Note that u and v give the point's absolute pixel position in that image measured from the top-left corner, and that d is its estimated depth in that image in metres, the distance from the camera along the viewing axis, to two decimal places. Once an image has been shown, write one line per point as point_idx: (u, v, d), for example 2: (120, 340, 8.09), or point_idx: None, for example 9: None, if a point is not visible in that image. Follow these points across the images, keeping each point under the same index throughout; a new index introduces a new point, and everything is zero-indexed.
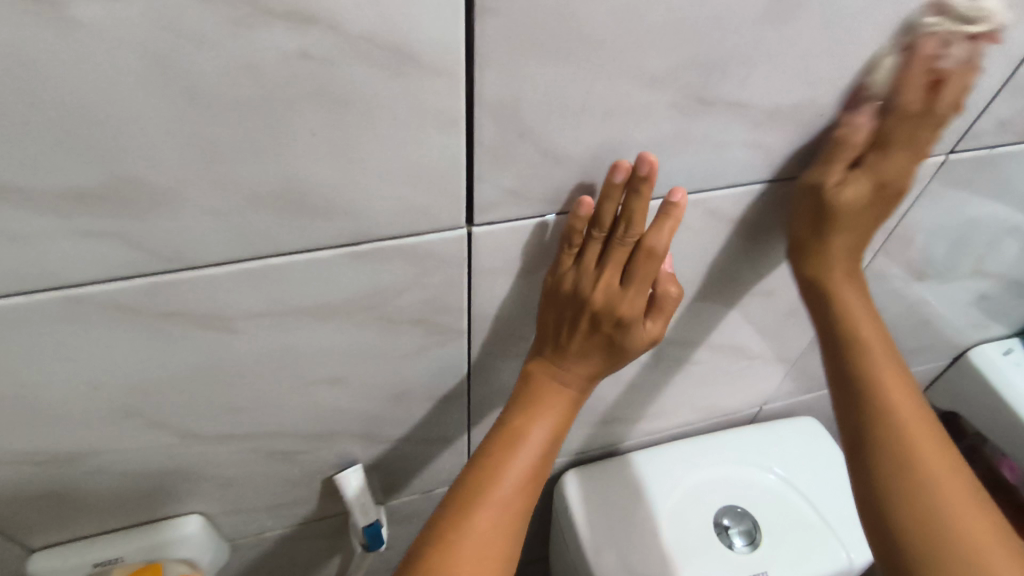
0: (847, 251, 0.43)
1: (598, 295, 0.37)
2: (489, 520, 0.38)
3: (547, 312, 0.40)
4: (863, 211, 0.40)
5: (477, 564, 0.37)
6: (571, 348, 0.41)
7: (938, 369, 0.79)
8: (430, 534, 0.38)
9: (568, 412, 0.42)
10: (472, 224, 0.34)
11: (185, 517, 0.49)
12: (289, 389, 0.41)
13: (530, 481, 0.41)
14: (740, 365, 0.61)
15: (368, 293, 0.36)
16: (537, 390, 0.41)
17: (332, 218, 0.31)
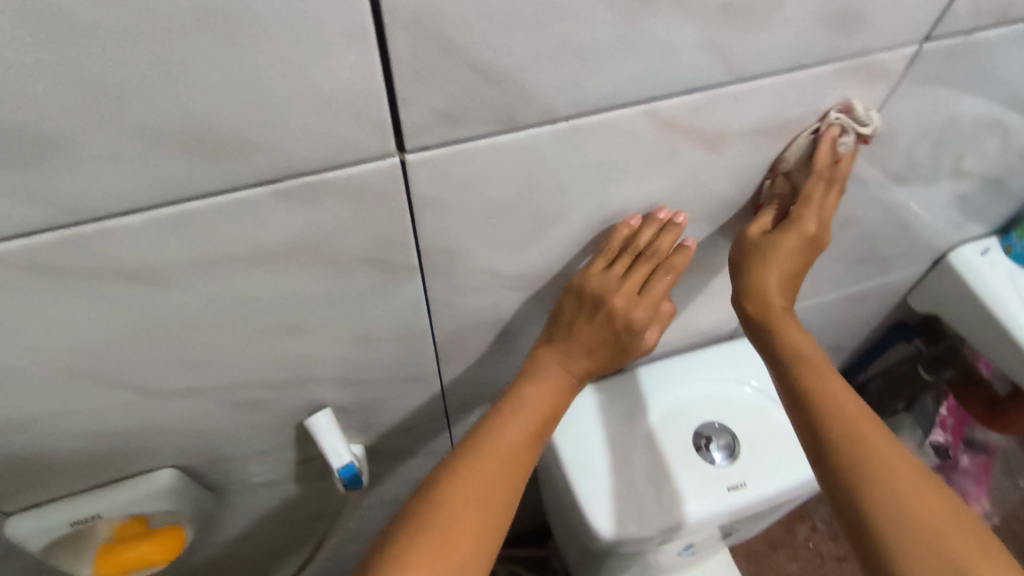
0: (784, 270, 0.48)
1: (621, 297, 0.45)
2: (490, 468, 0.42)
3: (571, 309, 0.46)
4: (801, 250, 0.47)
5: (474, 503, 0.40)
6: (579, 343, 0.47)
7: (918, 274, 0.79)
8: (434, 483, 0.42)
9: (562, 399, 0.48)
10: (404, 150, 0.31)
11: (158, 471, 0.49)
12: (242, 339, 0.40)
13: (527, 445, 0.44)
14: (716, 284, 0.59)
15: (306, 233, 0.34)
16: (552, 375, 0.47)
17: (250, 154, 0.29)
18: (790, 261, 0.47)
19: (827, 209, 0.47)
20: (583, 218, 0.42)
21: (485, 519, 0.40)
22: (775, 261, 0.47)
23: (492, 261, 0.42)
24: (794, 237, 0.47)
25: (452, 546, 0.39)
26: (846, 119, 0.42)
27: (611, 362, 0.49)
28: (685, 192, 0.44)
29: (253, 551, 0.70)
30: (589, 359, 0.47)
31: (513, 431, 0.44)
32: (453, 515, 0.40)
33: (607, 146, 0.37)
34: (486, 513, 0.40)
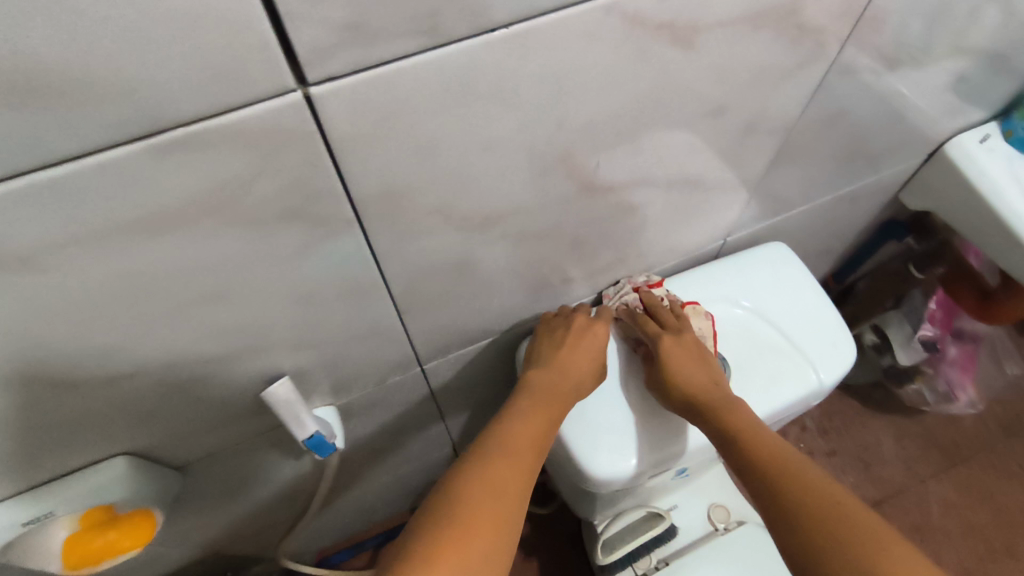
0: (672, 370, 0.54)
1: (581, 317, 0.57)
2: (504, 467, 0.44)
3: (553, 335, 0.56)
4: (686, 353, 0.55)
5: (495, 499, 0.41)
6: (562, 359, 0.54)
7: (912, 168, 0.74)
8: (455, 478, 0.42)
9: (559, 406, 0.52)
10: (306, 84, 0.25)
11: (113, 459, 0.47)
12: (163, 316, 0.35)
13: (534, 449, 0.47)
14: (697, 201, 0.54)
15: (206, 191, 0.28)
16: (551, 381, 0.53)
17: (102, 100, 0.23)
18: (680, 359, 0.54)
19: (673, 319, 0.58)
20: (541, 143, 0.36)
21: (506, 509, 0.41)
22: (664, 370, 0.54)
23: (443, 201, 0.36)
24: (663, 343, 0.55)
25: (479, 530, 0.39)
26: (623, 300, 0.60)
27: (595, 366, 0.55)
28: (657, 101, 0.38)
29: (239, 514, 0.69)
30: (575, 367, 0.54)
31: (523, 436, 0.47)
32: (480, 504, 0.40)
33: (559, 55, 0.31)
34: (507, 503, 0.41)
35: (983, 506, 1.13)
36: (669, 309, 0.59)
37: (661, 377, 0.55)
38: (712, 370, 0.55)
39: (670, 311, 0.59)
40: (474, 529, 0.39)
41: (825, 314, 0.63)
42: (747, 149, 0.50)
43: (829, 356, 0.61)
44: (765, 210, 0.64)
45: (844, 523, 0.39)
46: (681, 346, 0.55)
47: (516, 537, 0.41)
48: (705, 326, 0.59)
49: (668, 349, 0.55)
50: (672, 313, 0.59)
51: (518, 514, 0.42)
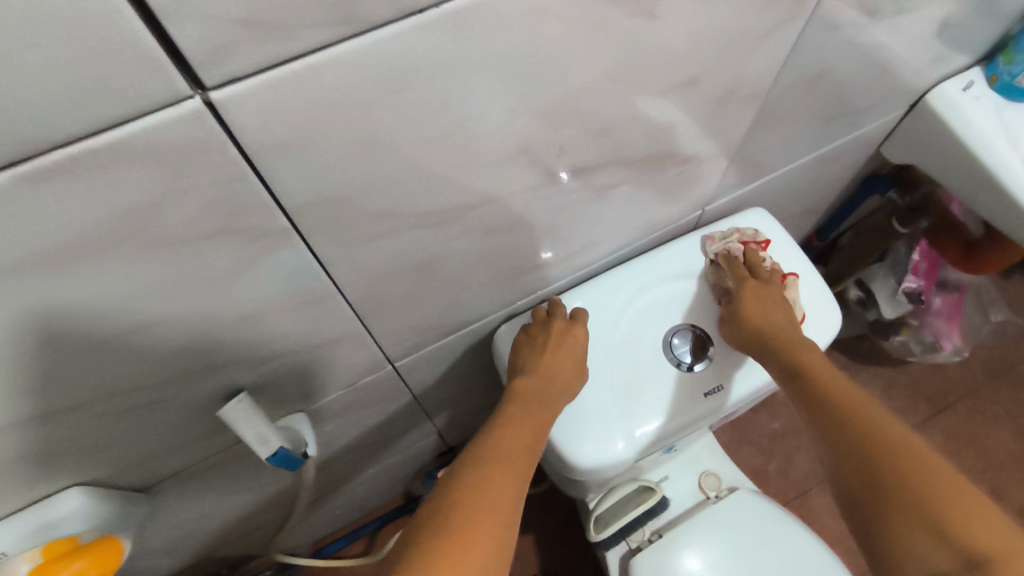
0: (756, 309, 0.54)
1: (560, 322, 0.55)
2: (498, 474, 0.40)
3: (533, 344, 0.54)
4: (772, 301, 0.55)
5: (488, 507, 0.38)
6: (547, 365, 0.52)
7: (894, 121, 0.71)
8: (448, 490, 0.39)
9: (548, 411, 0.49)
10: (204, 88, 0.22)
11: (70, 491, 0.44)
12: (89, 347, 0.32)
13: (527, 453, 0.44)
14: (673, 174, 0.51)
15: (108, 219, 0.25)
16: (537, 389, 0.50)
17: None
18: (761, 302, 0.54)
19: (773, 276, 0.57)
20: (495, 131, 0.32)
21: (500, 519, 0.38)
22: (746, 308, 0.54)
23: (391, 202, 0.33)
24: (748, 286, 0.56)
25: (476, 542, 0.36)
26: (722, 245, 0.60)
27: (581, 372, 0.53)
28: (621, 76, 0.34)
29: (220, 524, 0.67)
30: (562, 372, 0.51)
31: (516, 443, 0.44)
32: (477, 514, 0.37)
33: (506, 33, 0.27)
34: (502, 513, 0.38)
35: (970, 451, 1.15)
36: (772, 267, 0.58)
37: (740, 313, 0.54)
38: (790, 316, 0.54)
39: (770, 269, 0.58)
40: (471, 542, 0.36)
41: (810, 283, 0.61)
42: (724, 116, 0.46)
43: (815, 326, 0.59)
44: (745, 176, 0.61)
45: (907, 451, 0.39)
46: (767, 292, 0.55)
47: (510, 551, 0.38)
48: (795, 293, 0.58)
49: (750, 292, 0.55)
50: (772, 271, 0.58)
51: (514, 524, 0.39)
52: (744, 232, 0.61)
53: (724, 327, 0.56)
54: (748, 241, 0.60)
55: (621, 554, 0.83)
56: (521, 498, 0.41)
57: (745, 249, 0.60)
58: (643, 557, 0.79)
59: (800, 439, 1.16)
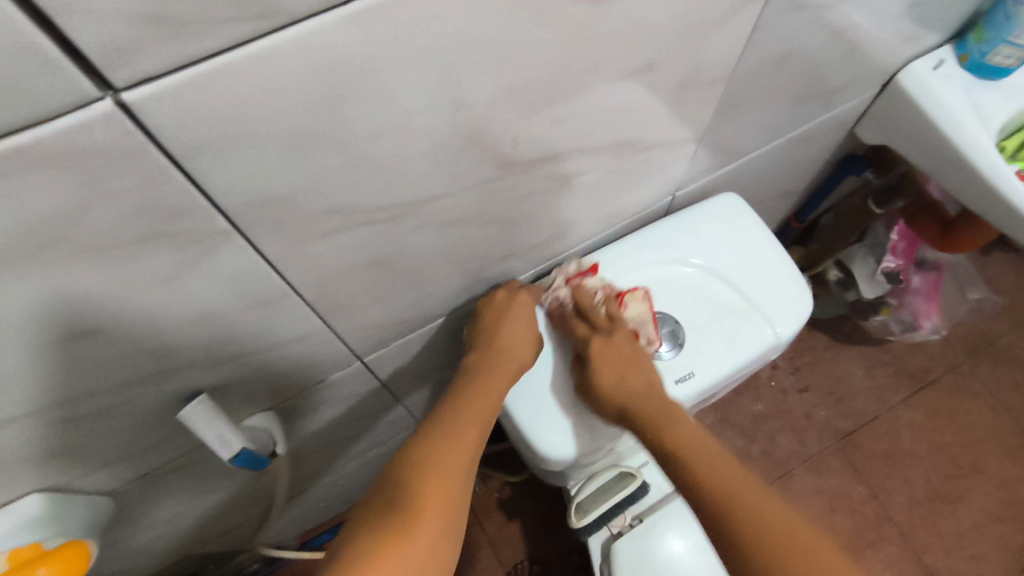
0: (614, 376, 0.51)
1: (502, 292, 0.54)
2: (450, 446, 0.41)
3: (481, 314, 0.53)
4: (625, 360, 0.53)
5: (437, 480, 0.38)
6: (506, 331, 0.52)
7: (867, 101, 0.70)
8: (398, 465, 0.39)
9: (506, 376, 0.50)
10: (114, 88, 0.21)
11: (30, 497, 0.44)
12: (27, 356, 0.31)
13: (482, 422, 0.45)
14: (637, 160, 0.50)
15: (27, 228, 0.24)
16: (492, 361, 0.50)
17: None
18: (619, 366, 0.52)
19: (616, 319, 0.55)
20: (442, 123, 0.32)
21: (451, 491, 0.38)
22: (603, 375, 0.52)
23: (337, 198, 0.32)
24: (593, 347, 0.53)
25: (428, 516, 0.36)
26: (553, 296, 0.56)
27: (532, 338, 0.53)
28: (573, 63, 0.34)
29: (196, 523, 0.67)
30: (522, 336, 0.53)
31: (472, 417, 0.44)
32: (428, 487, 0.38)
33: (443, 22, 0.26)
34: (455, 485, 0.39)
35: (949, 427, 1.16)
36: (612, 303, 0.56)
37: (598, 381, 0.52)
38: (644, 368, 0.53)
39: (611, 307, 0.56)
40: (424, 517, 0.36)
41: (780, 267, 0.61)
42: (686, 101, 0.46)
43: (785, 309, 0.59)
44: (715, 160, 0.61)
45: (794, 553, 0.38)
46: (612, 347, 0.53)
47: (462, 518, 0.39)
48: (636, 305, 0.56)
49: (598, 356, 0.53)
50: (613, 312, 0.56)
51: (466, 495, 0.40)
52: (574, 267, 0.57)
53: (582, 392, 0.54)
54: (579, 278, 0.57)
55: (603, 539, 0.84)
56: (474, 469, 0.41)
57: (578, 292, 0.56)
58: (623, 543, 0.81)
59: (782, 420, 1.17)
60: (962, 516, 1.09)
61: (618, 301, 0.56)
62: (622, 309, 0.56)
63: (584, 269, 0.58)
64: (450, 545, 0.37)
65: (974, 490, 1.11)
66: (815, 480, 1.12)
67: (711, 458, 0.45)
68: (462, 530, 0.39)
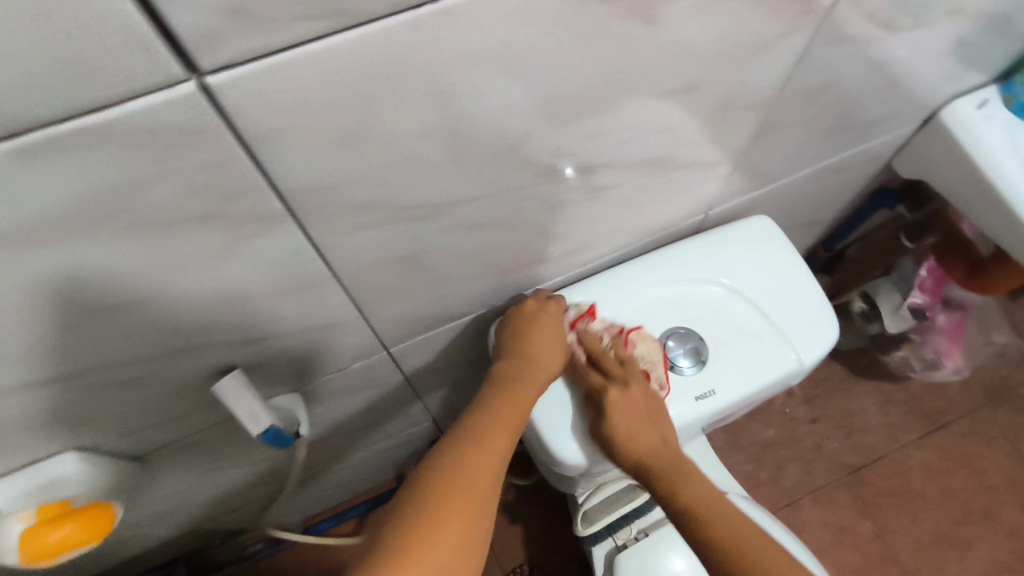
0: (631, 434, 0.52)
1: (532, 302, 0.55)
2: (472, 460, 0.41)
3: (510, 324, 0.54)
4: (642, 416, 0.53)
5: (460, 494, 0.39)
6: (530, 346, 0.53)
7: (906, 135, 0.70)
8: (422, 475, 0.40)
9: (530, 389, 0.50)
10: (200, 72, 0.22)
11: (63, 456, 0.46)
12: (81, 321, 0.33)
13: (506, 434, 0.45)
14: (672, 177, 0.51)
15: (98, 198, 0.25)
16: (516, 370, 0.51)
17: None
18: (636, 423, 0.53)
19: (628, 365, 0.56)
20: (488, 128, 0.33)
21: (472, 505, 0.39)
22: (621, 434, 0.52)
23: (383, 191, 0.33)
24: (610, 398, 0.53)
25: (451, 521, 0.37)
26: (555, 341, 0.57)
27: (559, 348, 0.54)
28: (619, 79, 0.35)
29: (210, 497, 0.68)
30: (545, 350, 0.53)
31: (496, 427, 0.45)
32: (451, 499, 0.38)
33: (499, 32, 0.27)
34: (479, 491, 0.40)
35: (964, 470, 1.14)
36: (621, 345, 0.57)
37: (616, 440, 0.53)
38: (658, 421, 0.55)
39: (620, 351, 0.56)
40: (446, 520, 0.37)
41: (808, 293, 0.61)
42: (725, 122, 0.46)
43: (809, 336, 0.59)
44: (748, 183, 0.61)
45: None
46: (629, 394, 0.54)
47: (483, 531, 0.39)
48: (643, 346, 0.57)
49: (615, 405, 0.53)
50: (624, 359, 0.56)
51: (489, 503, 0.41)
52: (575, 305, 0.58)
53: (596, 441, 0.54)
54: (584, 318, 0.57)
55: (608, 548, 0.85)
56: (498, 478, 0.42)
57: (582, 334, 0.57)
58: (627, 554, 0.82)
59: (793, 449, 1.16)
60: (970, 562, 1.07)
61: (626, 341, 0.57)
62: (632, 354, 0.56)
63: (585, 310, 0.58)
64: (474, 549, 0.38)
65: (985, 537, 1.09)
66: (821, 512, 1.11)
67: (733, 530, 0.51)
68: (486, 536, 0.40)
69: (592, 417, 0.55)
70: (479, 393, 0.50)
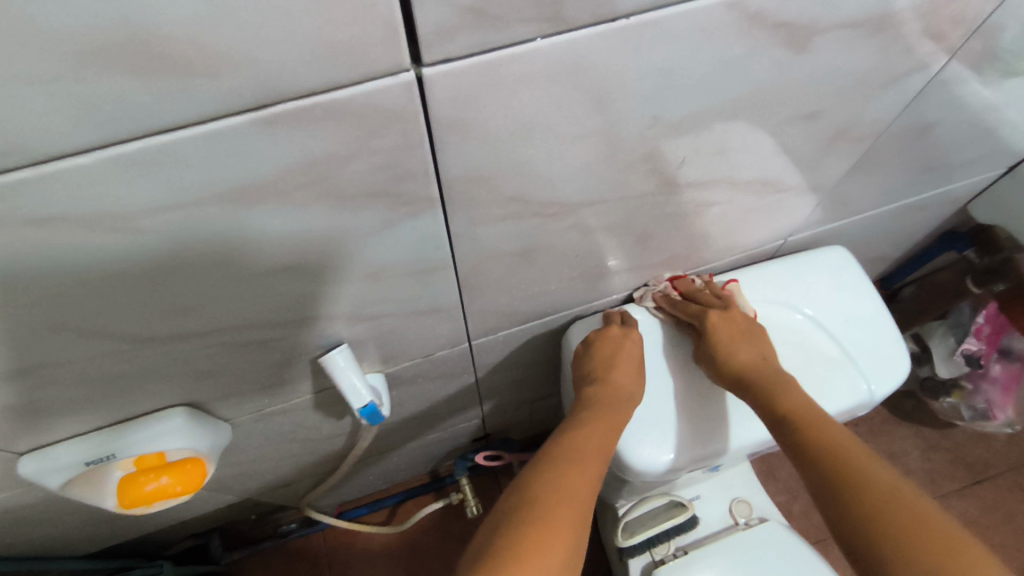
0: (734, 347, 0.54)
1: (614, 329, 0.57)
2: (568, 490, 0.42)
3: (594, 351, 0.55)
4: (740, 334, 0.55)
5: (554, 521, 0.39)
6: (614, 375, 0.53)
7: (988, 181, 0.70)
8: (516, 506, 0.40)
9: (619, 418, 0.51)
10: (421, 64, 0.25)
11: (172, 411, 0.48)
12: (239, 280, 0.35)
13: (596, 465, 0.46)
14: (769, 200, 0.52)
15: (300, 169, 0.28)
16: (606, 398, 0.52)
17: (214, 71, 0.22)
18: (736, 339, 0.54)
19: (722, 299, 0.58)
20: (630, 137, 0.35)
21: (567, 531, 0.39)
22: (726, 349, 0.54)
23: (523, 188, 0.35)
24: (710, 318, 0.55)
25: (554, 539, 0.38)
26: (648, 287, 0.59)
27: (639, 376, 0.55)
28: (754, 103, 0.36)
29: (273, 466, 0.71)
30: (628, 379, 0.54)
31: (587, 452, 0.46)
32: (545, 528, 0.38)
33: (671, 49, 0.29)
34: (577, 511, 0.40)
35: (1005, 526, 1.12)
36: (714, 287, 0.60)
37: (718, 354, 0.54)
38: (753, 337, 0.56)
39: (713, 291, 0.59)
40: (540, 547, 0.37)
41: (883, 326, 0.61)
42: (831, 151, 0.48)
43: (886, 368, 0.60)
44: (832, 213, 0.62)
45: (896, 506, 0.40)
46: (725, 318, 0.56)
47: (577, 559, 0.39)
48: (738, 297, 0.59)
49: (716, 324, 0.55)
50: (716, 295, 0.58)
51: (585, 528, 0.41)
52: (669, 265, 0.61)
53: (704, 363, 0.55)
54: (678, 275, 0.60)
55: (642, 564, 0.84)
56: (593, 498, 0.43)
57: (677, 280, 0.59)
58: (666, 569, 0.79)
59: None
60: None
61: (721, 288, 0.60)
62: (726, 293, 0.59)
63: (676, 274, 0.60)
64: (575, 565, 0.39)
65: None
66: None
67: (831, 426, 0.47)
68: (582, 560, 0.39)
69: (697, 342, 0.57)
70: (567, 424, 0.51)
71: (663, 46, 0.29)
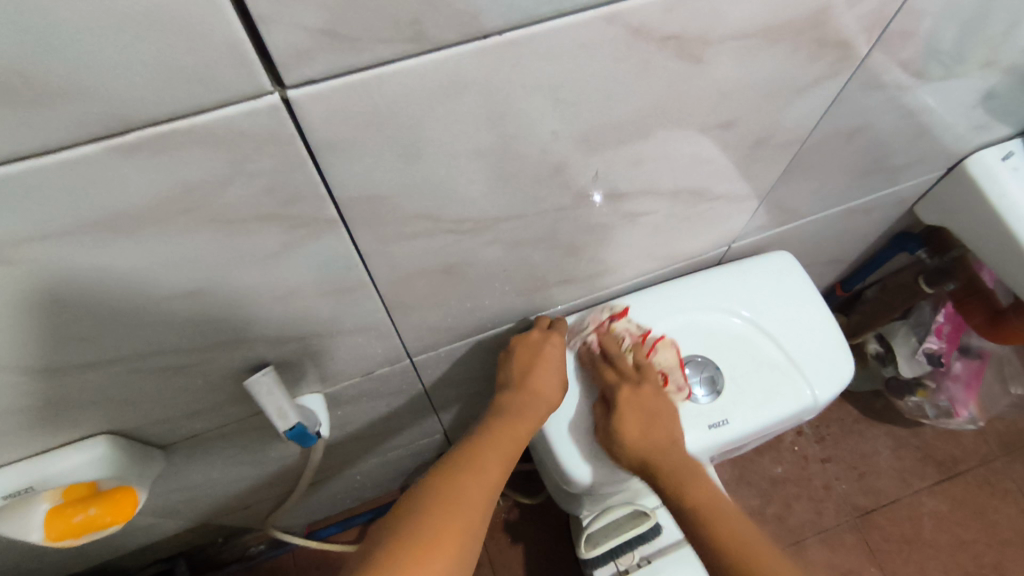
0: (639, 433, 0.54)
1: (536, 332, 0.56)
2: (465, 490, 0.42)
3: (514, 355, 0.55)
4: (646, 420, 0.54)
5: (445, 520, 0.39)
6: (532, 380, 0.54)
7: (930, 182, 0.71)
8: (411, 505, 0.40)
9: (531, 421, 0.52)
10: (284, 86, 0.24)
11: (93, 440, 0.47)
12: (140, 306, 0.34)
13: (500, 466, 0.46)
14: (700, 209, 0.52)
15: (177, 194, 0.27)
16: (520, 401, 0.53)
17: (51, 101, 0.22)
18: (641, 427, 0.54)
19: (644, 372, 0.58)
20: (534, 151, 0.34)
21: (463, 530, 0.39)
22: (628, 436, 0.53)
23: (429, 207, 0.35)
24: (621, 394, 0.55)
25: (442, 547, 0.38)
26: (579, 335, 0.59)
27: (560, 380, 0.55)
28: (660, 113, 0.36)
29: (221, 490, 0.70)
30: (546, 383, 0.54)
31: (493, 452, 0.47)
32: (436, 527, 0.38)
33: (556, 65, 0.29)
34: (469, 516, 0.40)
35: (974, 521, 1.12)
36: (637, 351, 0.59)
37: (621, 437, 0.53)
38: (669, 423, 0.55)
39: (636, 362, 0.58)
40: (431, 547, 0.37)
41: (825, 330, 0.62)
42: (756, 159, 0.48)
43: (826, 374, 0.60)
44: (773, 219, 0.62)
45: None
46: (634, 392, 0.55)
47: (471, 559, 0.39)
48: (666, 352, 0.60)
49: (626, 400, 0.55)
50: (639, 367, 0.58)
51: (480, 530, 0.41)
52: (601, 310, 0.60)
53: (601, 438, 0.55)
54: (605, 320, 0.59)
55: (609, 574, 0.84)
56: (492, 499, 0.44)
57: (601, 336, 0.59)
58: None
59: (801, 487, 1.15)
60: None
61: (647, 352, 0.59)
62: (649, 365, 0.58)
63: (614, 312, 0.60)
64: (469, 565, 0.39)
65: None
66: (827, 555, 1.10)
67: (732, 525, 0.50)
68: (474, 560, 0.40)
69: (599, 412, 0.56)
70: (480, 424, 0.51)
71: (547, 60, 0.29)
